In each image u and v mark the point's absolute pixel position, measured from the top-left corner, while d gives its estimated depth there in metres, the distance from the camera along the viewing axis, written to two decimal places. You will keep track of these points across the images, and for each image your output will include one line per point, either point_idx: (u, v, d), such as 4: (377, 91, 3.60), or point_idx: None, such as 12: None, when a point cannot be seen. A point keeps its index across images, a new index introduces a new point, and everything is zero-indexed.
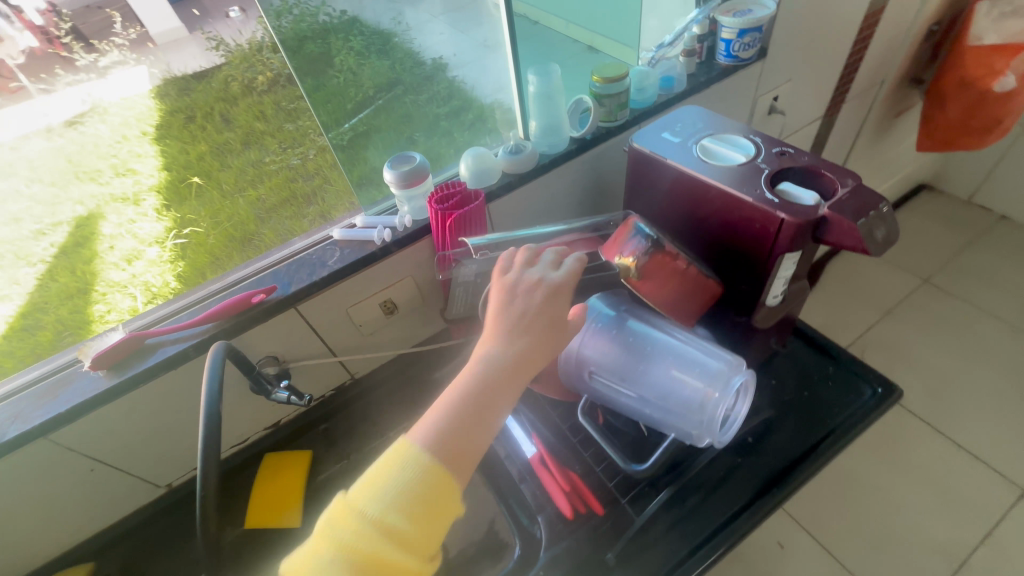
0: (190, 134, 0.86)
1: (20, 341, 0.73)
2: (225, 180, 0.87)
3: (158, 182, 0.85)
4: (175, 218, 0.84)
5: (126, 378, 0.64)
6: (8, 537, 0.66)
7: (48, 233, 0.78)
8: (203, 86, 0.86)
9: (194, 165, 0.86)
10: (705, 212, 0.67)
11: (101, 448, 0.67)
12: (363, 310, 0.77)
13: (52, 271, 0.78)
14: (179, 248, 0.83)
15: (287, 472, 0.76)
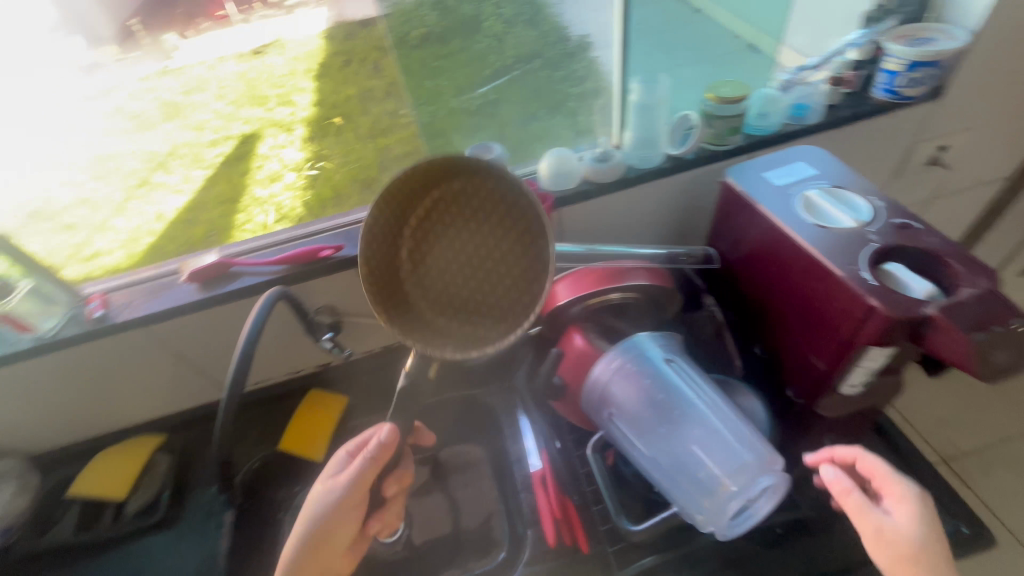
0: (343, 77, 0.91)
1: (181, 232, 0.87)
2: (361, 126, 0.92)
3: (309, 116, 0.91)
4: (313, 151, 0.92)
5: (209, 296, 0.73)
6: (113, 394, 0.82)
7: (219, 143, 0.90)
8: (364, 34, 0.90)
9: (341, 105, 0.92)
10: (786, 273, 0.58)
11: (184, 347, 0.79)
12: None
13: (215, 177, 0.90)
14: (311, 179, 0.91)
15: (322, 412, 0.85)
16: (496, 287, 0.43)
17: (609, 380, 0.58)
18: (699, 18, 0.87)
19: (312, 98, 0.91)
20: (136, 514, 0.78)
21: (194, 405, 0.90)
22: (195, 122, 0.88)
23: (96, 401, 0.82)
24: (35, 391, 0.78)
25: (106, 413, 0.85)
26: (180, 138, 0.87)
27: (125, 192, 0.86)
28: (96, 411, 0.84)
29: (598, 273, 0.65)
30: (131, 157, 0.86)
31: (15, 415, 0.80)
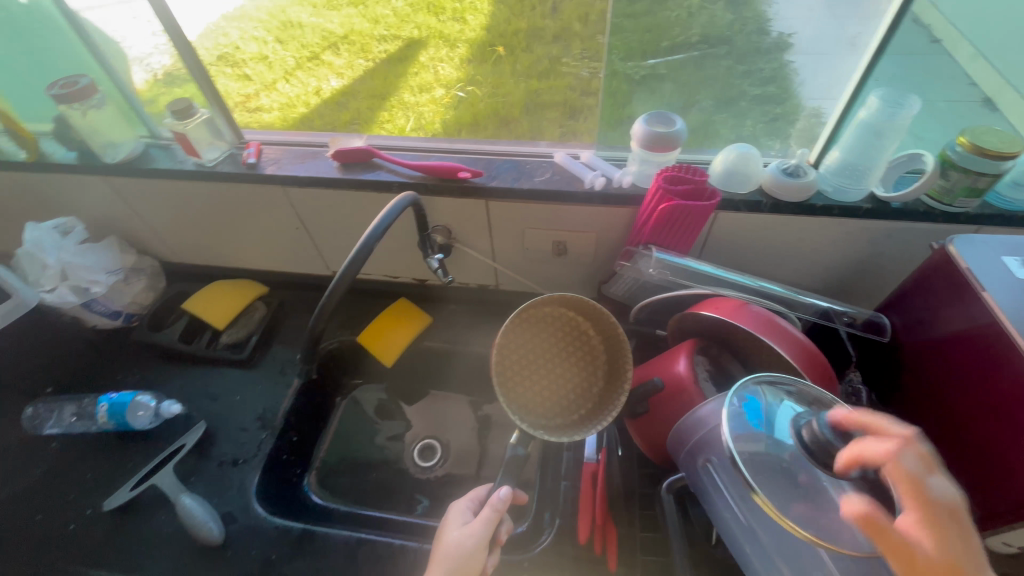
0: (519, 9, 0.89)
1: (331, 111, 0.88)
2: (521, 61, 0.87)
3: (473, 38, 0.89)
4: (466, 74, 0.89)
5: (347, 179, 0.74)
6: (240, 236, 0.90)
7: (388, 40, 0.90)
8: None
9: (507, 36, 0.88)
10: (989, 385, 0.47)
11: (307, 217, 0.83)
12: (537, 239, 0.77)
13: (373, 70, 0.90)
14: (456, 101, 0.88)
15: (402, 323, 0.85)
16: (561, 345, 0.62)
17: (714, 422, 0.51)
18: (936, 48, 0.65)
19: (480, 20, 0.89)
20: (229, 348, 0.87)
21: (298, 272, 0.96)
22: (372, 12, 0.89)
23: (225, 236, 0.90)
24: (182, 209, 0.86)
25: (230, 250, 0.93)
26: (357, 25, 0.90)
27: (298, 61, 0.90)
28: (223, 244, 0.92)
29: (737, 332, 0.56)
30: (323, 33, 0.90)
31: (161, 222, 0.90)
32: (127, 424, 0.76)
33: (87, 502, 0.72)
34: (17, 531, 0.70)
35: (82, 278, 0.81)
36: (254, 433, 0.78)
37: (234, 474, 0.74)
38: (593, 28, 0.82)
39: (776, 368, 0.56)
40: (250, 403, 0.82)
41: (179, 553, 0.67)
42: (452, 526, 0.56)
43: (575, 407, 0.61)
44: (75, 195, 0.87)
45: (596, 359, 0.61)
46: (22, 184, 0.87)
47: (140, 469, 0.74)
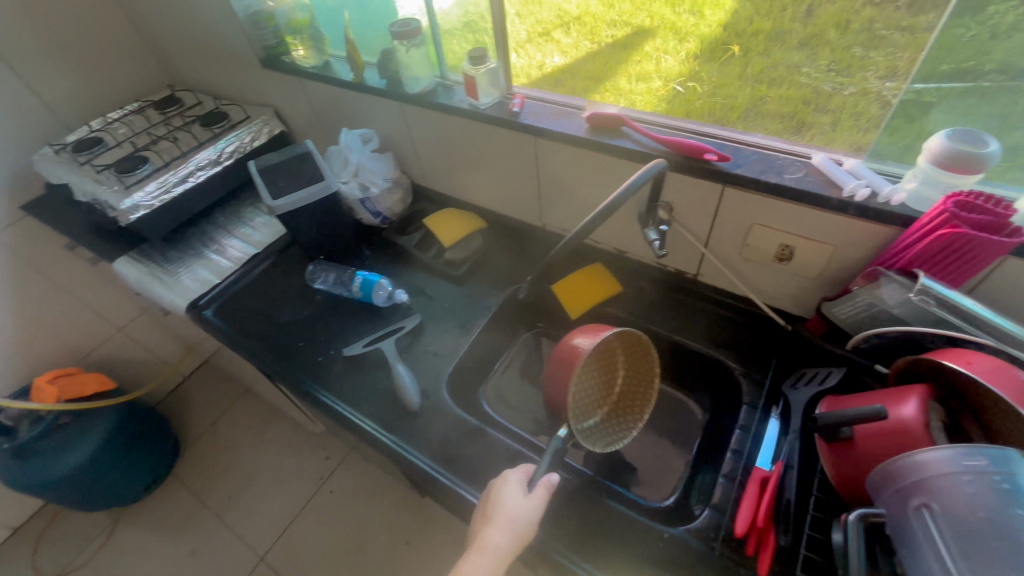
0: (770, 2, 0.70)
1: (552, 84, 0.96)
2: (753, 66, 0.76)
3: (707, 32, 0.78)
4: (688, 68, 0.82)
5: (597, 141, 0.81)
6: (479, 174, 1.04)
7: (616, 24, 0.86)
8: None
9: (746, 36, 0.74)
10: None
11: (543, 169, 0.93)
12: (763, 237, 0.75)
13: (594, 53, 0.91)
14: (671, 95, 0.86)
15: (597, 284, 0.92)
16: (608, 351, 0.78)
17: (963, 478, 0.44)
18: None
19: (721, 14, 0.75)
20: (448, 263, 1.02)
21: (513, 217, 1.08)
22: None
23: (469, 171, 1.05)
24: (444, 142, 1.03)
25: (466, 184, 1.09)
26: (591, 6, 0.86)
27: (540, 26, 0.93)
28: (463, 178, 1.08)
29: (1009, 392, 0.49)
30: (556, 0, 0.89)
31: (425, 149, 1.08)
32: (369, 297, 0.96)
33: (331, 344, 0.93)
34: (286, 347, 0.94)
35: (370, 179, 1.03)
36: (454, 337, 0.92)
37: (434, 362, 0.89)
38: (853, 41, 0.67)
39: None
40: (455, 312, 0.96)
41: (384, 406, 0.84)
42: (512, 494, 0.63)
43: (605, 430, 0.76)
44: (374, 113, 1.10)
45: (645, 372, 0.75)
46: (341, 97, 1.13)
47: (370, 334, 0.93)
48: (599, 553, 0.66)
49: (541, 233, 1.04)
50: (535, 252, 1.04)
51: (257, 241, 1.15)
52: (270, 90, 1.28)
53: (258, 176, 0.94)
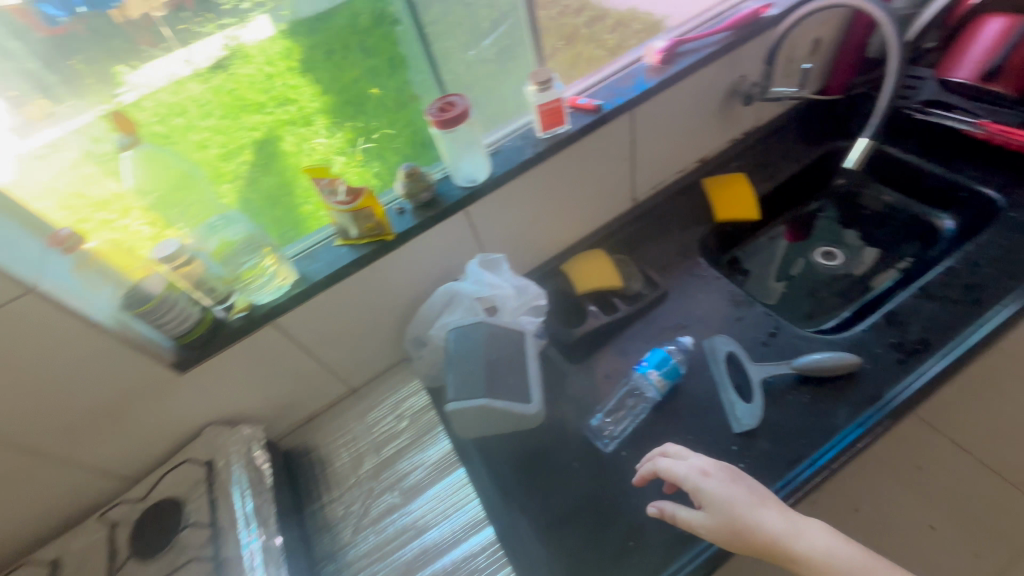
0: (335, 62, 0.78)
1: (228, 267, 0.69)
2: (391, 95, 0.83)
3: (323, 102, 0.79)
4: (348, 133, 0.82)
5: (681, 69, 0.82)
6: (566, 209, 0.89)
7: (235, 154, 0.75)
8: (328, 25, 0.76)
9: (346, 89, 0.80)
10: None
11: (640, 136, 0.88)
12: (800, 46, 0.93)
13: (250, 186, 0.76)
14: (364, 154, 0.83)
15: (735, 186, 0.96)
16: None
17: (696, 468, 0.61)
18: None
19: (310, 88, 0.77)
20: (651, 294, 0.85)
21: (618, 215, 0.98)
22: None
23: (567, 211, 0.89)
24: (524, 211, 0.84)
25: (564, 227, 0.91)
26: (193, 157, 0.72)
27: (224, 148, 0.74)
28: (561, 225, 0.90)
29: None
30: (259, 144, 0.77)
31: (510, 234, 0.85)
32: (679, 374, 0.74)
33: (723, 443, 0.69)
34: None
35: (531, 297, 0.73)
36: (748, 314, 0.82)
37: (785, 337, 0.77)
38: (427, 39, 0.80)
39: None
40: (710, 304, 0.84)
41: (847, 395, 0.70)
42: None
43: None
44: (420, 259, 0.78)
45: None
46: (372, 277, 0.76)
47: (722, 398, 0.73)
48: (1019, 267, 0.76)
49: (639, 208, 0.98)
50: (655, 227, 0.97)
51: (464, 535, 0.67)
52: (218, 395, 0.74)
53: None
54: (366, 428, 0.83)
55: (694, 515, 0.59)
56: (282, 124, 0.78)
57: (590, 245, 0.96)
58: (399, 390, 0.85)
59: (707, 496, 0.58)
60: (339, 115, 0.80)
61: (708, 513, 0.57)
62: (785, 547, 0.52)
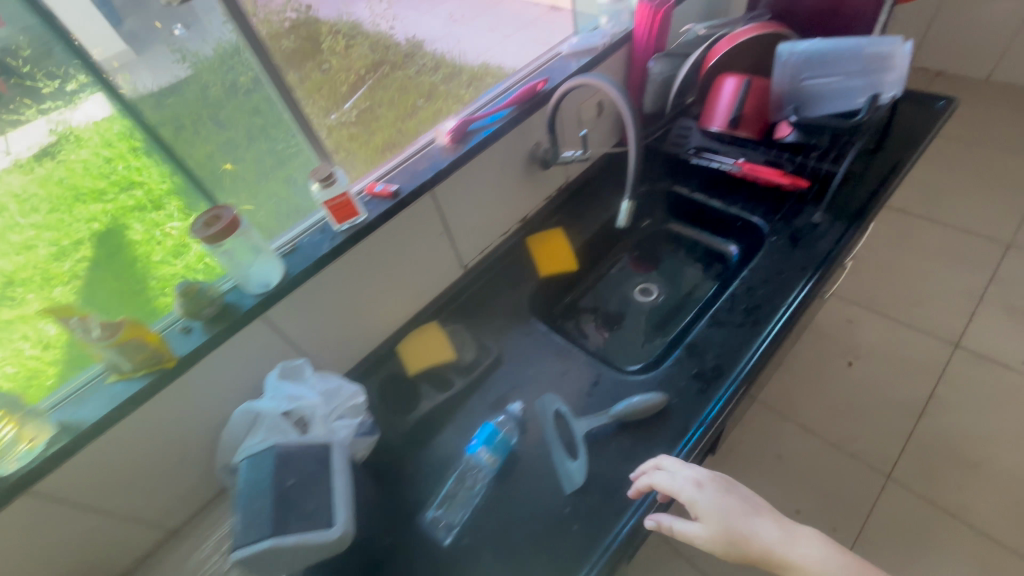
0: (185, 141, 0.75)
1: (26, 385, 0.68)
2: (249, 168, 0.83)
3: (173, 184, 0.76)
4: (205, 211, 0.80)
5: (473, 144, 0.86)
6: (390, 288, 0.88)
7: (73, 249, 0.72)
8: (176, 99, 0.73)
9: (202, 166, 0.78)
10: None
11: (452, 209, 0.90)
12: (586, 109, 1.03)
13: (91, 281, 0.73)
14: None
15: (554, 242, 1.03)
16: None
17: (702, 477, 0.63)
18: None
19: (156, 171, 0.75)
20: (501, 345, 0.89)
21: (452, 283, 0.99)
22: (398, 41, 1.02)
23: (391, 291, 0.88)
24: (340, 300, 0.81)
25: (392, 306, 0.90)
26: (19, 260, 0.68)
27: (59, 244, 0.71)
28: (388, 305, 0.89)
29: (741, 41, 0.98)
30: (99, 235, 0.74)
31: (330, 325, 0.81)
32: (509, 447, 0.76)
33: (557, 506, 0.70)
34: (562, 567, 0.65)
35: (345, 399, 0.71)
36: (574, 366, 0.85)
37: (605, 384, 0.81)
38: (273, 113, 0.82)
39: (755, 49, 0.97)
40: (539, 363, 0.86)
41: (658, 433, 0.74)
42: None
43: None
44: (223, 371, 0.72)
45: None
46: (164, 404, 0.68)
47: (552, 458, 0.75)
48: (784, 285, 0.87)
49: (471, 273, 1.00)
50: (487, 290, 0.99)
51: None
52: None
53: (287, 534, 0.55)
54: (186, 575, 0.72)
55: (691, 529, 0.60)
56: (125, 211, 0.74)
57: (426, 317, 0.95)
58: (224, 523, 0.76)
59: (704, 509, 0.61)
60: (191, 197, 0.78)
61: (704, 525, 0.59)
62: (778, 555, 0.57)
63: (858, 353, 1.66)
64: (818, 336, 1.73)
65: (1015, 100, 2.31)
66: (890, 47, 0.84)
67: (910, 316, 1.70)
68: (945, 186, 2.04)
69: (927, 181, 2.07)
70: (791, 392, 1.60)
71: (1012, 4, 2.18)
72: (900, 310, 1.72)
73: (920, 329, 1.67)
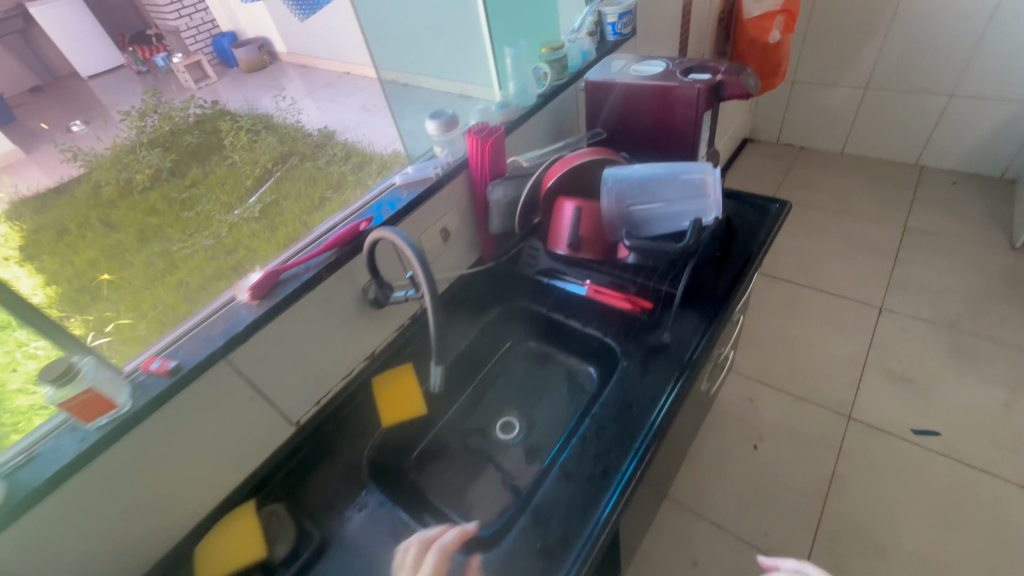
0: (66, 247, 0.78)
1: None
2: (130, 279, 0.84)
3: (41, 300, 0.70)
4: (78, 326, 0.73)
5: (281, 298, 0.77)
6: (186, 474, 0.74)
7: None
8: (61, 201, 0.81)
9: (81, 271, 0.79)
10: (661, 117, 1.01)
11: (266, 367, 0.79)
12: (428, 238, 0.98)
13: None
14: (100, 351, 0.73)
15: (402, 380, 0.93)
16: None
17: None
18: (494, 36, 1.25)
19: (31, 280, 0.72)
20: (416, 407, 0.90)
21: (280, 444, 0.86)
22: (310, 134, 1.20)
23: (180, 483, 0.73)
24: (106, 507, 0.66)
25: (184, 500, 0.74)
26: None
27: None
28: (177, 500, 0.73)
29: (581, 163, 0.96)
30: None
31: (94, 540, 0.66)
32: None
33: None
34: None
35: None
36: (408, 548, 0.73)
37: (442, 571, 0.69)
38: (170, 212, 0.95)
39: (588, 174, 0.97)
40: (369, 548, 0.73)
41: None
42: None
43: None
44: None
45: None
46: None
47: None
48: (634, 421, 0.81)
49: (304, 429, 0.87)
50: (323, 448, 0.86)
51: None
52: None
53: None
54: None
55: None
56: None
57: (242, 495, 0.80)
58: None
59: None
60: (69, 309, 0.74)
61: None
62: None
63: (761, 435, 1.63)
64: (721, 417, 1.71)
65: (868, 170, 2.56)
66: (702, 170, 0.88)
67: (804, 390, 1.72)
68: (818, 253, 2.19)
69: (803, 250, 2.21)
70: (703, 486, 1.54)
71: (848, 90, 2.48)
72: (795, 384, 1.74)
73: (815, 403, 1.68)
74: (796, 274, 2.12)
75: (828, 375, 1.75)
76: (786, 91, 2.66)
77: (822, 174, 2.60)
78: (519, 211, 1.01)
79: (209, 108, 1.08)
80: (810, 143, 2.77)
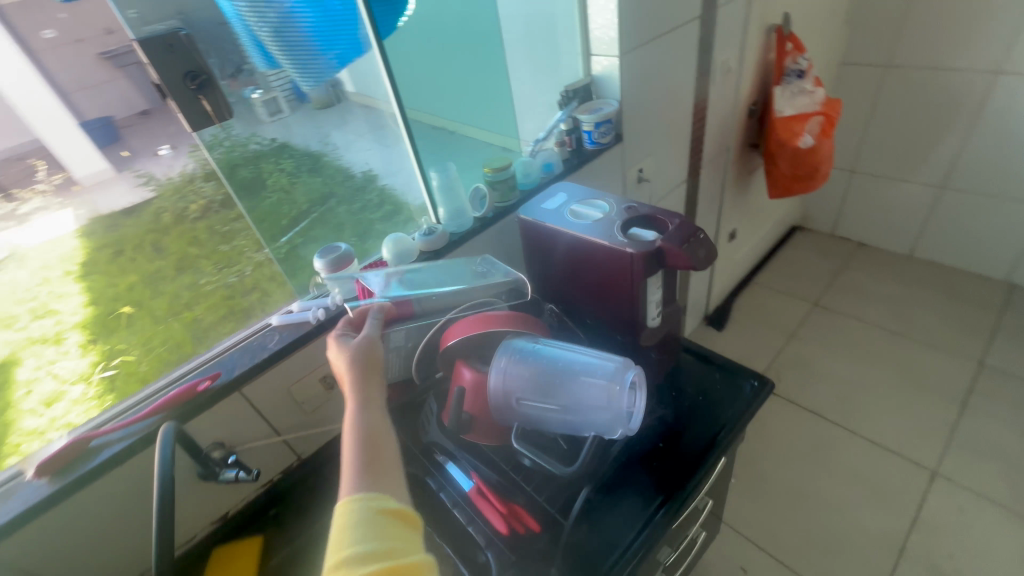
0: (118, 268, 0.87)
1: None
2: (157, 309, 0.89)
3: (84, 319, 0.82)
4: (102, 351, 0.83)
5: (73, 478, 0.65)
6: None
7: None
8: (133, 221, 0.88)
9: (123, 296, 0.87)
10: (596, 273, 0.82)
11: (55, 552, 0.67)
12: (305, 387, 0.84)
13: None
14: (107, 382, 0.81)
15: (239, 559, 0.75)
16: None
17: None
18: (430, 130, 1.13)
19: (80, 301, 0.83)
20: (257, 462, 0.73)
21: None
22: (353, 174, 1.08)
23: None
24: None
25: None
26: None
27: None
28: None
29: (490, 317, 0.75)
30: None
31: None
32: None
33: None
34: None
35: None
36: None
37: None
38: (209, 244, 0.94)
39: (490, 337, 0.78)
40: None
41: None
42: None
43: None
44: None
45: None
46: None
47: None
48: None
49: None
50: None
51: None
52: None
53: None
54: None
55: None
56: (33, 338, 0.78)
57: None
58: None
59: None
60: (98, 333, 0.84)
61: None
62: None
63: None
64: None
65: (942, 282, 2.15)
66: (610, 376, 0.68)
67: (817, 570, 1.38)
68: (861, 383, 1.83)
69: (843, 377, 1.86)
70: None
71: (919, 187, 2.12)
72: (805, 561, 1.40)
73: None
74: (829, 407, 1.78)
75: (851, 556, 1.40)
76: (843, 180, 2.34)
77: (881, 280, 2.23)
78: (416, 367, 0.83)
79: (269, 145, 0.92)
80: (871, 240, 2.39)
